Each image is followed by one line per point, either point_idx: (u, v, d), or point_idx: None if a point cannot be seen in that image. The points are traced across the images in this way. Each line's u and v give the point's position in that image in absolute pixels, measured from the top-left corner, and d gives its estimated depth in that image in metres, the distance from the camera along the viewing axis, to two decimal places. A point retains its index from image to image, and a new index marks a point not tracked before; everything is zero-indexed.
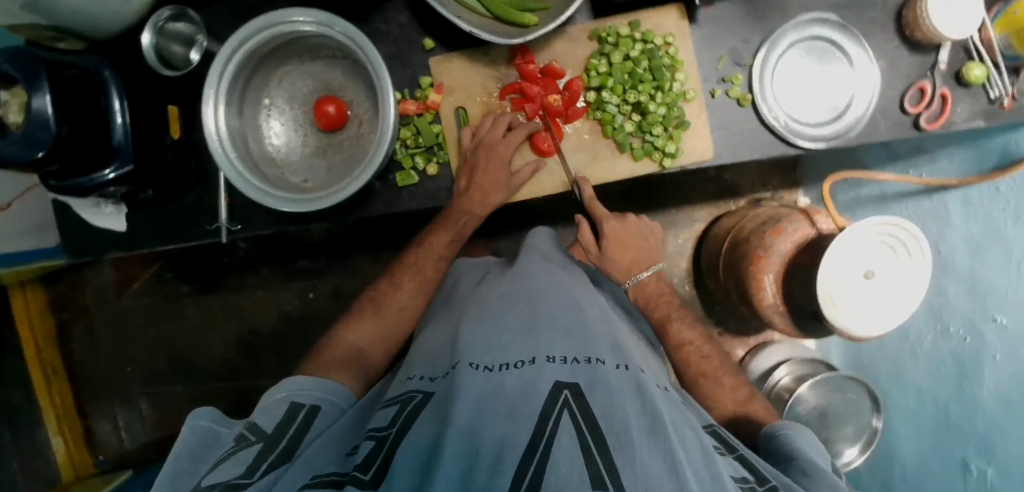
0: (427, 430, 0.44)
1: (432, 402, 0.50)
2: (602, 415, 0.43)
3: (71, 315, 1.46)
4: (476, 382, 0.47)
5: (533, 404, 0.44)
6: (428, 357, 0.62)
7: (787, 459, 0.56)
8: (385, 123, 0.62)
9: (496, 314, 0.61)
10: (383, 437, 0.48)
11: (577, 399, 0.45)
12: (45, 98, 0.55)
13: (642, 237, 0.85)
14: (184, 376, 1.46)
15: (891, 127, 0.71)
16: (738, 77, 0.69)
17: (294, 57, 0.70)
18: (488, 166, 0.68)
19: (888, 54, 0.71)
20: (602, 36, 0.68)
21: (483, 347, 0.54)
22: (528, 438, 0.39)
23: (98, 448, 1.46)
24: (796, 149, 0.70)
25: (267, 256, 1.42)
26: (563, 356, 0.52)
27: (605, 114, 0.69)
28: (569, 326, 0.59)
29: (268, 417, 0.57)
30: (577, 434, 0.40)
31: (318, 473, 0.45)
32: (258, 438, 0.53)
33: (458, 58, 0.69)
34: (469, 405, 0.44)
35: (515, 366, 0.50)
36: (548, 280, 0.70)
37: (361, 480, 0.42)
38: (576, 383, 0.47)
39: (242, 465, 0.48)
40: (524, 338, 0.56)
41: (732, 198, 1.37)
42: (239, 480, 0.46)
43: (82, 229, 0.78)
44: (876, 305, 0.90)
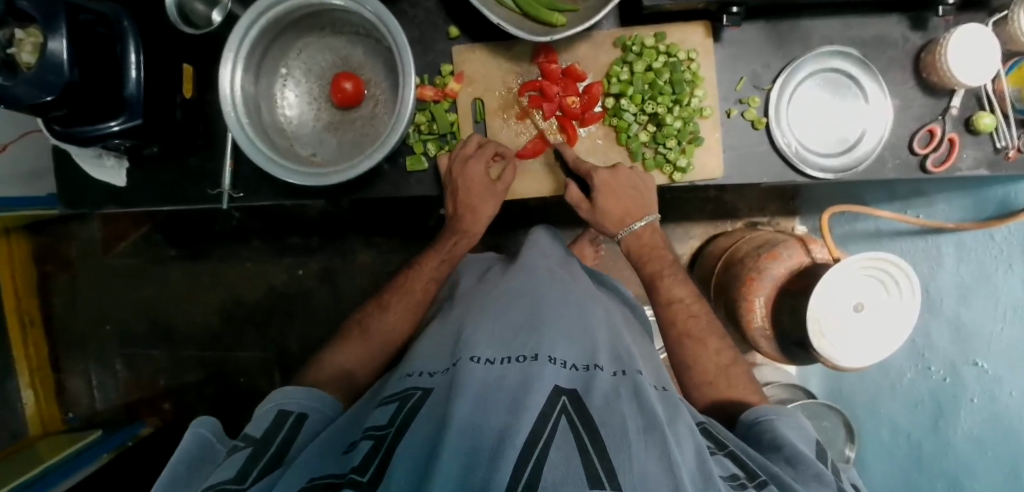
0: (427, 427, 0.45)
1: (433, 398, 0.50)
2: (601, 419, 0.44)
3: (54, 267, 1.43)
4: (477, 379, 0.48)
5: (533, 400, 0.45)
6: (429, 354, 0.63)
7: (771, 447, 0.54)
8: (403, 104, 0.62)
9: (499, 312, 0.62)
10: (381, 435, 0.48)
11: (574, 405, 0.45)
12: (60, 42, 0.54)
13: (638, 185, 0.69)
14: (163, 340, 1.44)
15: (898, 166, 0.73)
16: (755, 100, 0.70)
17: (316, 29, 0.69)
18: (469, 188, 0.68)
19: (903, 94, 0.72)
20: (627, 44, 0.68)
21: (486, 343, 0.55)
22: (528, 435, 0.40)
23: (68, 405, 1.44)
24: (805, 177, 0.71)
25: (260, 228, 1.40)
26: (563, 359, 0.53)
27: (621, 121, 0.69)
28: (570, 329, 0.60)
29: (258, 425, 0.57)
30: (576, 439, 0.41)
31: (314, 477, 0.45)
32: (249, 443, 0.53)
33: (481, 49, 0.69)
34: (471, 399, 0.44)
35: (517, 361, 0.51)
36: (552, 278, 0.71)
37: (359, 483, 0.41)
38: (575, 389, 0.48)
39: (232, 472, 0.48)
40: (525, 337, 0.57)
41: (730, 220, 1.39)
42: (229, 485, 0.46)
43: (80, 178, 0.77)
44: (864, 337, 0.92)
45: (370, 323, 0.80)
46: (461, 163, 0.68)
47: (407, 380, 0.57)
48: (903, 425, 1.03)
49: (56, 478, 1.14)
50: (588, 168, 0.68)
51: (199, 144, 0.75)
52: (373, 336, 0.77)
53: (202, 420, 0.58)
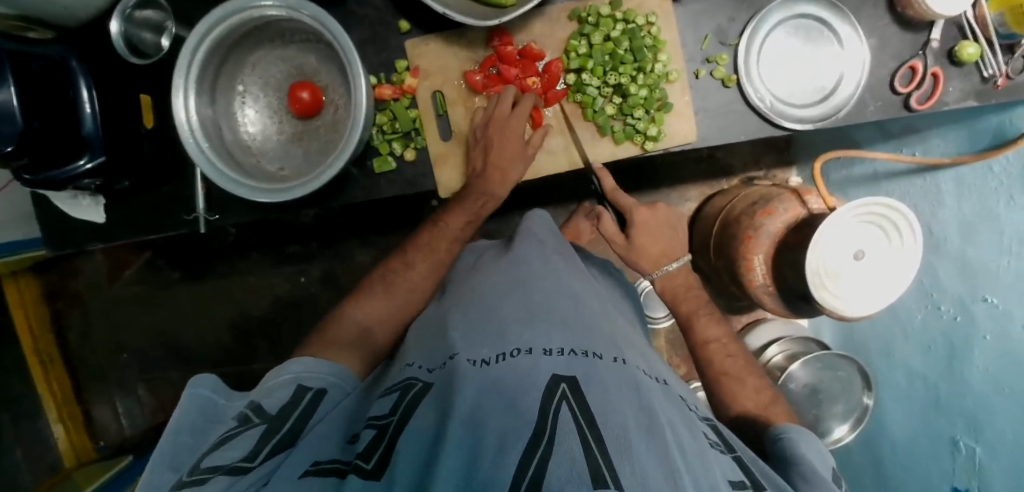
0: (428, 420, 0.44)
1: (432, 392, 0.49)
2: (601, 412, 0.42)
3: (66, 303, 1.47)
4: (476, 378, 0.46)
5: (532, 397, 0.43)
6: (424, 345, 0.62)
7: (789, 462, 0.56)
8: (357, 109, 0.61)
9: (493, 305, 0.61)
10: (383, 426, 0.46)
11: (575, 393, 0.44)
12: (11, 91, 0.54)
13: (671, 228, 0.85)
14: (179, 361, 1.48)
15: (881, 107, 0.70)
16: (723, 57, 0.67)
17: (266, 42, 0.68)
18: (502, 144, 0.66)
19: (879, 31, 0.69)
20: (583, 16, 0.65)
21: (482, 341, 0.54)
22: (532, 430, 0.39)
23: (98, 434, 1.49)
24: (784, 131, 0.68)
25: (256, 241, 1.41)
26: (560, 348, 0.51)
27: (585, 96, 0.67)
28: (567, 318, 0.59)
29: (272, 399, 0.56)
30: (576, 427, 0.39)
31: (317, 461, 0.44)
32: (263, 420, 0.52)
33: (434, 40, 0.67)
34: (470, 397, 0.43)
35: (512, 355, 0.50)
36: (544, 267, 0.70)
37: (362, 469, 0.41)
38: (573, 376, 0.46)
39: (243, 451, 0.47)
40: (521, 327, 0.55)
41: (725, 178, 1.36)
42: (243, 463, 0.45)
43: (59, 221, 0.78)
44: (866, 285, 0.90)
45: None
46: (500, 121, 0.66)
47: (403, 372, 0.57)
48: (919, 369, 1.01)
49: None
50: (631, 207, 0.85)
51: (171, 171, 0.75)
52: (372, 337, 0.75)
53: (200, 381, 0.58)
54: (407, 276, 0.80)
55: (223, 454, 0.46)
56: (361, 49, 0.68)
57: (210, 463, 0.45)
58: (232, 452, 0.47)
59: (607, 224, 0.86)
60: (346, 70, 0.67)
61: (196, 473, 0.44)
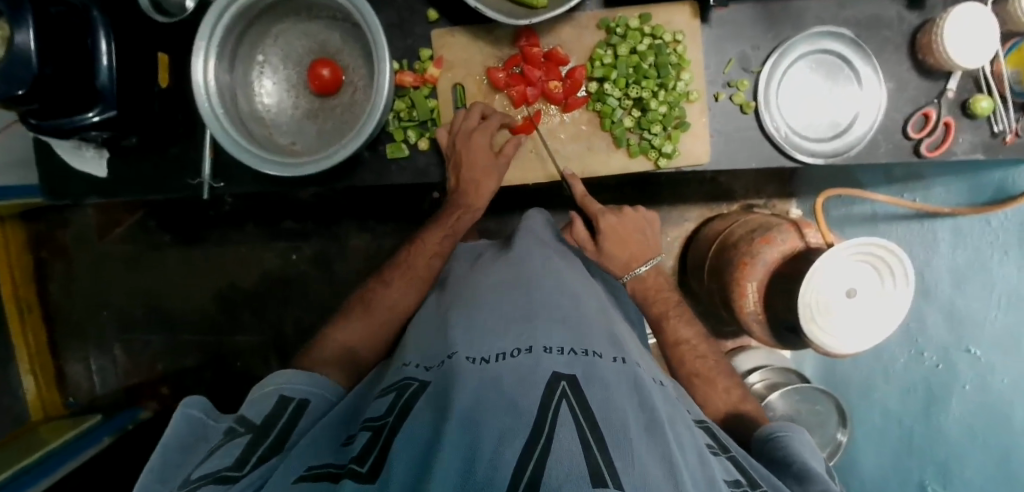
0: (426, 419, 0.45)
1: (430, 391, 0.50)
2: (601, 409, 0.43)
3: (51, 254, 1.44)
4: (473, 377, 0.48)
5: (532, 396, 0.44)
6: (424, 342, 0.63)
7: (782, 463, 0.57)
8: (378, 93, 0.60)
9: (494, 303, 0.62)
10: (379, 427, 0.48)
11: (574, 391, 0.45)
12: (28, 34, 0.53)
13: (641, 230, 0.82)
14: (160, 325, 1.46)
15: (891, 150, 0.71)
16: (744, 83, 0.68)
17: (291, 15, 0.68)
18: (472, 158, 0.65)
19: (898, 76, 0.70)
20: (611, 26, 0.65)
21: (483, 338, 0.55)
22: (531, 427, 0.40)
23: (68, 390, 1.46)
24: (795, 162, 0.69)
25: (252, 213, 1.40)
26: (560, 347, 0.52)
27: (605, 106, 0.67)
28: (568, 318, 0.59)
29: (257, 409, 0.57)
30: (577, 428, 0.40)
31: (312, 466, 0.45)
32: (247, 430, 0.53)
33: (460, 32, 0.67)
34: (469, 395, 0.45)
35: (512, 355, 0.51)
36: (547, 268, 0.70)
37: (358, 473, 0.41)
38: (574, 375, 0.47)
39: (231, 459, 0.48)
40: (521, 327, 0.56)
41: (726, 202, 1.36)
42: (230, 473, 0.47)
43: (60, 171, 0.76)
44: (856, 322, 0.91)
45: (358, 312, 0.80)
46: (465, 136, 0.65)
47: (402, 371, 0.58)
48: (896, 410, 1.03)
49: (63, 460, 1.17)
50: (597, 212, 0.81)
51: (181, 135, 0.74)
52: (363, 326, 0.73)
53: (194, 401, 0.58)
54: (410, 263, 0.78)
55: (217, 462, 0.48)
56: (387, 33, 0.68)
57: (204, 471, 0.47)
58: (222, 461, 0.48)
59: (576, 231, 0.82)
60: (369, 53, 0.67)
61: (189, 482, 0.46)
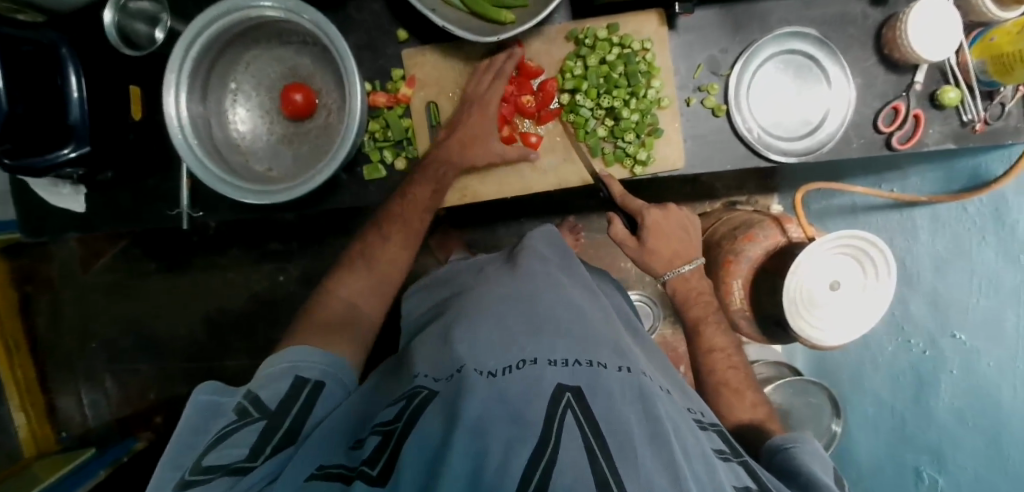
0: (436, 423, 0.44)
1: (438, 400, 0.48)
2: (608, 422, 0.43)
3: (35, 289, 1.42)
4: (485, 386, 0.46)
5: (535, 407, 0.44)
6: (429, 354, 0.59)
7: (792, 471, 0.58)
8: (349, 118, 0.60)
9: (497, 315, 0.61)
10: (389, 430, 0.46)
11: (579, 402, 0.45)
12: None
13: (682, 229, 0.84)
14: (150, 354, 1.44)
15: (863, 145, 0.72)
16: (713, 87, 0.68)
17: (263, 41, 0.68)
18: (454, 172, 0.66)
19: (865, 72, 0.72)
20: (580, 38, 0.66)
21: (489, 351, 0.54)
22: (537, 439, 0.40)
23: (60, 425, 1.44)
24: (768, 162, 0.70)
25: (237, 237, 1.39)
26: (563, 359, 0.52)
27: (578, 117, 0.67)
28: (572, 330, 0.58)
29: (271, 389, 0.54)
30: (580, 436, 0.40)
31: (323, 464, 0.44)
32: (260, 414, 0.51)
33: (431, 51, 0.67)
34: (480, 404, 0.44)
35: (518, 368, 0.50)
36: (548, 280, 0.70)
37: (370, 476, 0.41)
38: (578, 386, 0.47)
39: (242, 450, 0.46)
40: (526, 341, 0.55)
41: (708, 201, 1.36)
42: (243, 464, 0.45)
43: (38, 207, 0.76)
44: (841, 315, 0.92)
45: None
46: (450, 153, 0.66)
47: (411, 383, 0.54)
48: (887, 399, 1.03)
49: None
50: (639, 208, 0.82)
51: (154, 165, 0.74)
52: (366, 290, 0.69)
53: (208, 386, 0.54)
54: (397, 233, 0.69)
55: (226, 454, 0.46)
56: (357, 55, 0.68)
57: (214, 460, 0.45)
58: (234, 451, 0.46)
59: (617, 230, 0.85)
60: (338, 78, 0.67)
61: (197, 471, 0.44)
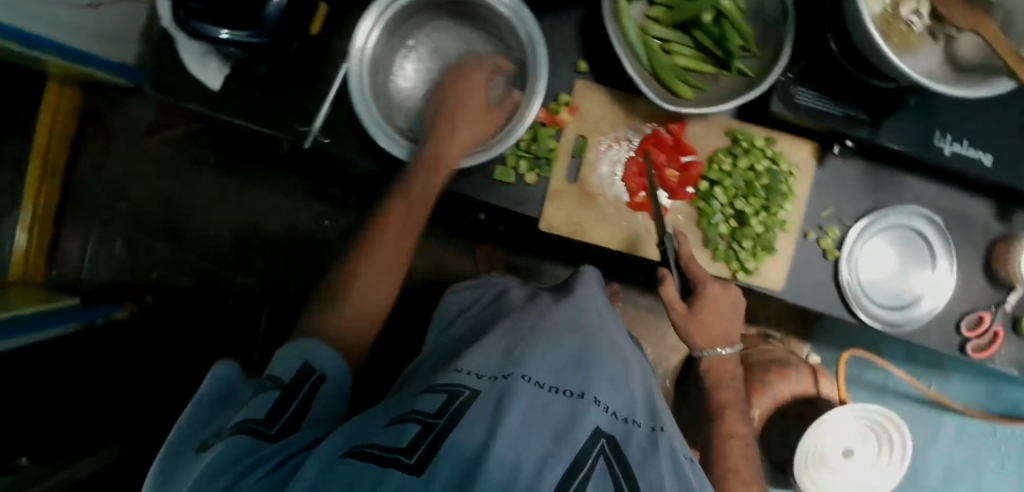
0: (480, 424, 0.42)
1: (484, 399, 0.47)
2: (643, 476, 0.45)
3: (94, 131, 1.42)
4: (530, 400, 0.47)
5: (574, 435, 0.44)
6: (485, 351, 0.58)
7: None
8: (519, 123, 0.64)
9: (551, 338, 0.60)
10: (431, 424, 0.42)
11: (613, 452, 0.45)
12: None
13: (735, 307, 0.69)
14: (170, 236, 1.43)
15: (940, 339, 0.74)
16: (834, 231, 0.71)
17: (456, 18, 0.71)
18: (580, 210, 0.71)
19: (967, 275, 0.74)
20: (738, 137, 0.69)
21: (539, 365, 0.54)
22: (565, 468, 0.40)
23: (55, 264, 1.42)
24: (855, 317, 0.72)
25: (302, 167, 1.39)
26: (607, 405, 0.53)
27: (707, 207, 0.69)
28: (613, 375, 0.59)
29: (284, 365, 0.49)
30: (609, 487, 0.42)
31: (355, 446, 0.39)
32: (275, 388, 0.47)
33: (602, 90, 0.69)
34: (519, 418, 0.43)
35: (564, 394, 0.51)
36: (600, 323, 0.69)
37: (405, 462, 0.37)
38: (614, 435, 0.48)
39: (258, 413, 0.43)
40: (571, 371, 0.56)
41: (745, 322, 1.38)
42: (260, 427, 0.42)
43: (175, 71, 0.77)
44: (843, 481, 0.93)
45: None
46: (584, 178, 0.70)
47: (452, 374, 0.53)
48: None
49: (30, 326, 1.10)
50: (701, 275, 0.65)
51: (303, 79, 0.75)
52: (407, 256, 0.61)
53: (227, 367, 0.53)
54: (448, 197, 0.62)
55: (243, 414, 0.43)
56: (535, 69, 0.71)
57: (230, 423, 0.42)
58: (251, 412, 0.43)
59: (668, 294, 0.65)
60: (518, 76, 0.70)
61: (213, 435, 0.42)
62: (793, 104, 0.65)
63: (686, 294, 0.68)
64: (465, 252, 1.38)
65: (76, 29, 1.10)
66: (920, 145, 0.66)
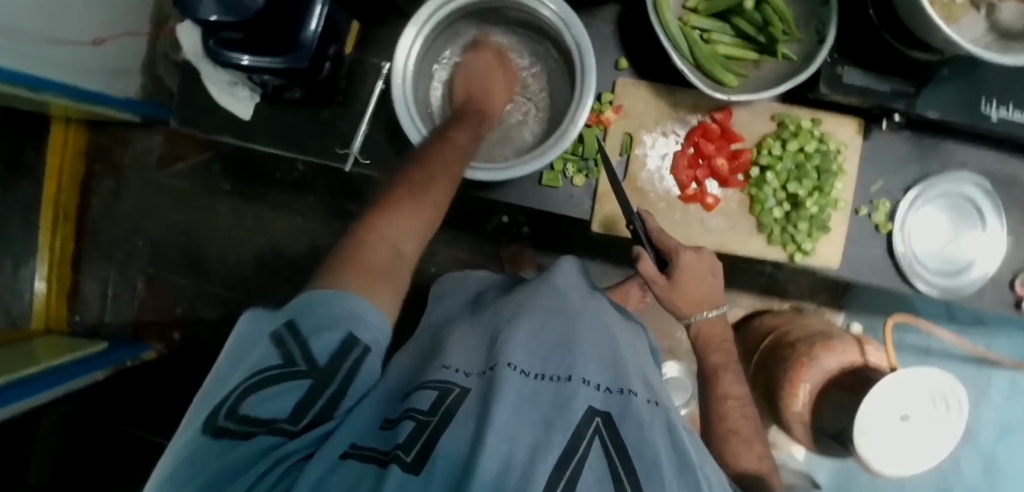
0: (466, 426, 0.39)
1: (472, 397, 0.44)
2: (640, 444, 0.41)
3: (103, 169, 1.41)
4: (518, 388, 0.44)
5: (565, 419, 0.41)
6: (463, 352, 0.55)
7: None
8: (574, 118, 0.62)
9: (533, 324, 0.58)
10: (425, 422, 0.40)
11: (608, 430, 0.42)
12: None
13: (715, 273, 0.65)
14: (190, 268, 1.41)
15: (994, 298, 0.73)
16: (885, 204, 0.71)
17: (503, 27, 0.74)
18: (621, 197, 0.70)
19: (1017, 234, 0.73)
20: (785, 122, 0.69)
21: (523, 352, 0.51)
22: (558, 454, 0.37)
23: (77, 308, 1.41)
24: (910, 288, 0.72)
25: (318, 185, 1.37)
26: (597, 382, 0.48)
27: (759, 192, 0.70)
28: (605, 351, 0.56)
29: (327, 337, 0.42)
30: (608, 462, 0.38)
31: (356, 445, 0.38)
32: (309, 368, 0.41)
33: (645, 87, 0.70)
34: (508, 407, 0.41)
35: (552, 379, 0.47)
36: (584, 302, 0.66)
37: (403, 461, 0.35)
38: (609, 412, 0.44)
39: (283, 411, 0.38)
40: (559, 352, 0.52)
41: (778, 299, 1.38)
42: (284, 425, 0.37)
43: (200, 103, 0.75)
44: (900, 448, 0.93)
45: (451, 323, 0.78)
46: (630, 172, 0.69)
47: (437, 371, 0.50)
48: None
49: (50, 384, 1.09)
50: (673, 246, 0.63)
51: (337, 100, 0.74)
52: (415, 238, 0.56)
53: (255, 316, 0.45)
54: (449, 177, 0.60)
55: (267, 404, 0.37)
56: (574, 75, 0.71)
57: (255, 411, 0.37)
58: (276, 406, 0.37)
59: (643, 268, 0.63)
60: (566, 66, 0.71)
61: (233, 419, 0.37)
62: (840, 85, 0.64)
63: (663, 265, 0.66)
64: (492, 256, 1.37)
65: (78, 68, 1.08)
66: (964, 111, 0.65)
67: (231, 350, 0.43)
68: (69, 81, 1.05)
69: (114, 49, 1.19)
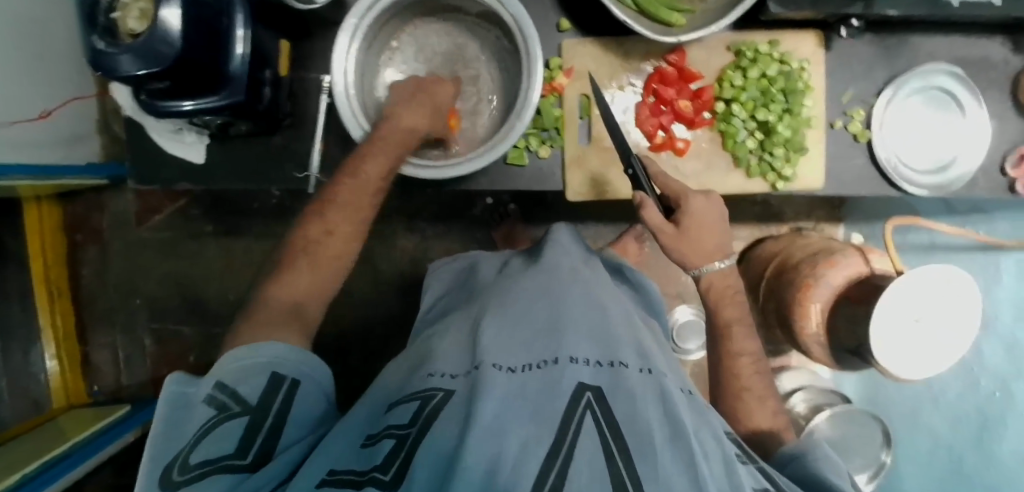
0: (452, 424, 0.37)
1: (458, 398, 0.42)
2: (630, 424, 0.38)
3: (84, 238, 1.39)
4: (501, 385, 0.41)
5: (554, 404, 0.39)
6: (448, 350, 0.53)
7: None
8: (518, 117, 0.62)
9: (517, 310, 0.55)
10: (404, 435, 0.39)
11: (600, 403, 0.40)
12: (172, 10, 0.48)
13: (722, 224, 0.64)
14: (193, 315, 1.42)
15: (986, 187, 0.72)
16: (860, 113, 0.69)
17: (441, 14, 0.72)
18: (595, 163, 0.70)
19: (1000, 114, 0.71)
20: (741, 49, 0.67)
21: (508, 344, 0.49)
22: (549, 445, 0.35)
23: (93, 378, 1.42)
24: (897, 191, 0.70)
25: (299, 207, 1.36)
26: (586, 357, 0.46)
27: (729, 127, 0.68)
28: (594, 327, 0.52)
29: (251, 384, 0.44)
30: (600, 439, 0.36)
31: (334, 470, 0.37)
32: (242, 408, 0.42)
33: (593, 42, 0.68)
34: (496, 403, 0.38)
35: (539, 366, 0.45)
36: (574, 274, 0.63)
37: (381, 481, 0.35)
38: (598, 385, 0.42)
39: (227, 447, 0.39)
40: (546, 339, 0.49)
41: (776, 224, 1.37)
42: (233, 460, 0.38)
43: (149, 154, 0.73)
44: (919, 348, 0.91)
45: None
46: (597, 137, 0.70)
47: (422, 381, 0.48)
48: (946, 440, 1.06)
49: (88, 454, 1.11)
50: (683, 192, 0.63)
51: (286, 124, 0.72)
52: None
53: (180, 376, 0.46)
54: None
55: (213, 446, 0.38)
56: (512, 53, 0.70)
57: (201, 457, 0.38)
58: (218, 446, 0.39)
59: (648, 217, 0.60)
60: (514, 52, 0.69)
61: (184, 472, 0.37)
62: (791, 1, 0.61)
63: (670, 216, 0.64)
64: (485, 241, 1.35)
65: (34, 145, 1.06)
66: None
67: (163, 419, 0.43)
68: (28, 160, 1.03)
69: (66, 116, 1.16)
